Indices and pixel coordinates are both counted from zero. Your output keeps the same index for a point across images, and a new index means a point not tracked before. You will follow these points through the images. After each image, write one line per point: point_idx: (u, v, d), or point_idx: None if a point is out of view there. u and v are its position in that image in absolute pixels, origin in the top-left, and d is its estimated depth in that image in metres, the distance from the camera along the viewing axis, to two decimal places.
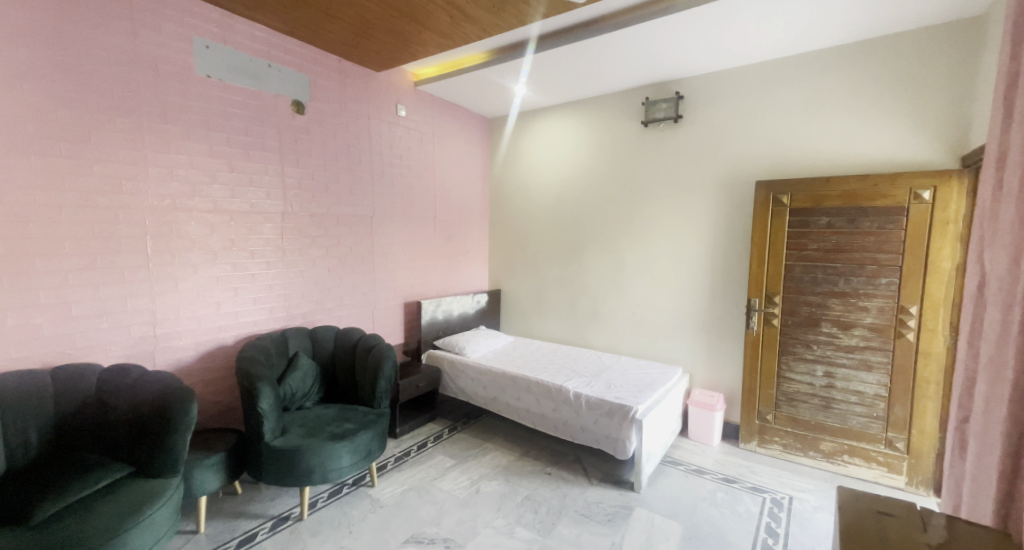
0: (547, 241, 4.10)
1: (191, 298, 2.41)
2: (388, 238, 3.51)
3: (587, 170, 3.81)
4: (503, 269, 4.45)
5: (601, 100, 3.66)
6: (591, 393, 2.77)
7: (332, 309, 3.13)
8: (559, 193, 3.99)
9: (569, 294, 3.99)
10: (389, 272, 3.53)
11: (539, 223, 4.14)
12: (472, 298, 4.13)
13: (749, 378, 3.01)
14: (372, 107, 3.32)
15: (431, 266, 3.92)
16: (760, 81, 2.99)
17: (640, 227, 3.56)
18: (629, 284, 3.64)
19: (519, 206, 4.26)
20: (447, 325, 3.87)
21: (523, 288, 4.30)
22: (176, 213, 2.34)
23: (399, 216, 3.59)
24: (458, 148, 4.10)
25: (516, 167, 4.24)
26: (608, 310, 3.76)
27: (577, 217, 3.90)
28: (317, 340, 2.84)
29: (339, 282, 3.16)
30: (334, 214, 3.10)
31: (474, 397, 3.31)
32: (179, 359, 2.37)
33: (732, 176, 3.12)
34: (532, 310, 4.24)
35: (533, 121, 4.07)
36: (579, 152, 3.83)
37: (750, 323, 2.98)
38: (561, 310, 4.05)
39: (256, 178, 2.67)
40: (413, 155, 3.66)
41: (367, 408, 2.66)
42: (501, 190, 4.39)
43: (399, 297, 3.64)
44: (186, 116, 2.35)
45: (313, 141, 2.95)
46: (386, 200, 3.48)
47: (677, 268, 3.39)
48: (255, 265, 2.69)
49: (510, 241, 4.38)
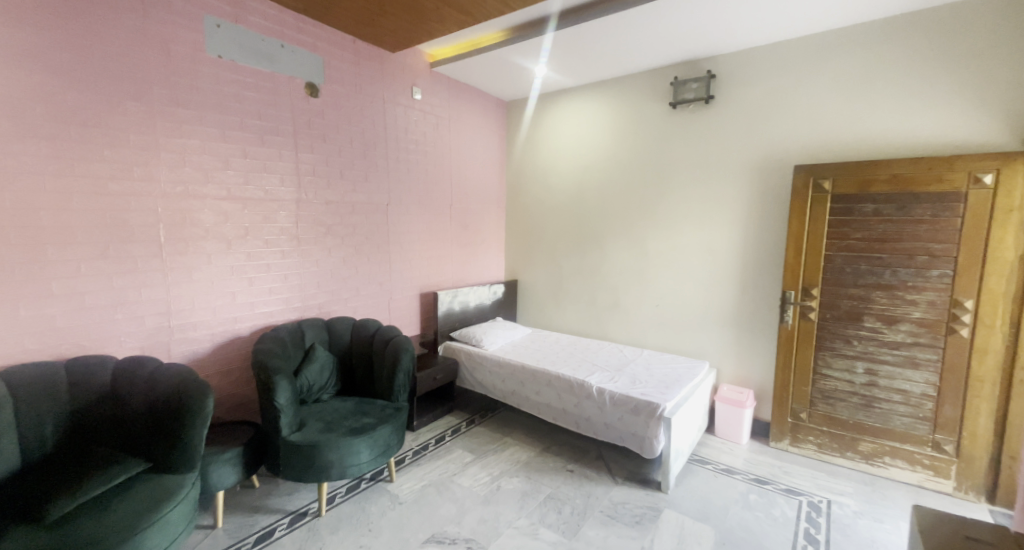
0: (567, 230, 3.96)
1: (206, 289, 2.34)
2: (404, 227, 3.42)
3: (609, 155, 3.64)
4: (520, 258, 4.33)
5: (626, 81, 3.48)
6: (616, 389, 2.65)
7: (348, 299, 3.06)
8: (579, 179, 3.83)
9: (589, 284, 3.85)
10: (405, 261, 3.44)
11: (558, 211, 4.00)
12: (489, 288, 4.02)
13: (782, 374, 2.86)
14: (387, 90, 3.20)
15: (448, 256, 3.82)
16: (801, 58, 2.78)
17: (666, 215, 3.39)
18: (653, 275, 3.48)
19: (537, 193, 4.12)
20: (464, 315, 3.78)
21: (540, 278, 4.18)
22: (189, 201, 2.26)
23: (415, 203, 3.48)
24: (475, 133, 3.97)
25: (535, 152, 4.09)
26: (630, 301, 3.62)
27: (599, 205, 3.74)
28: (333, 332, 2.77)
29: (354, 272, 3.08)
30: (349, 202, 3.01)
31: (493, 391, 3.22)
32: (194, 351, 2.31)
33: (767, 160, 2.93)
34: (550, 301, 4.12)
35: (553, 104, 3.91)
36: (601, 136, 3.66)
37: (785, 317, 2.82)
38: (580, 301, 3.92)
39: (270, 164, 2.58)
40: (429, 140, 3.54)
41: (384, 401, 2.59)
42: (518, 176, 4.24)
43: (415, 287, 3.55)
44: (197, 99, 2.26)
45: (328, 126, 2.85)
46: (402, 187, 3.37)
47: (705, 258, 3.23)
48: (269, 255, 2.61)
49: (527, 229, 4.24)
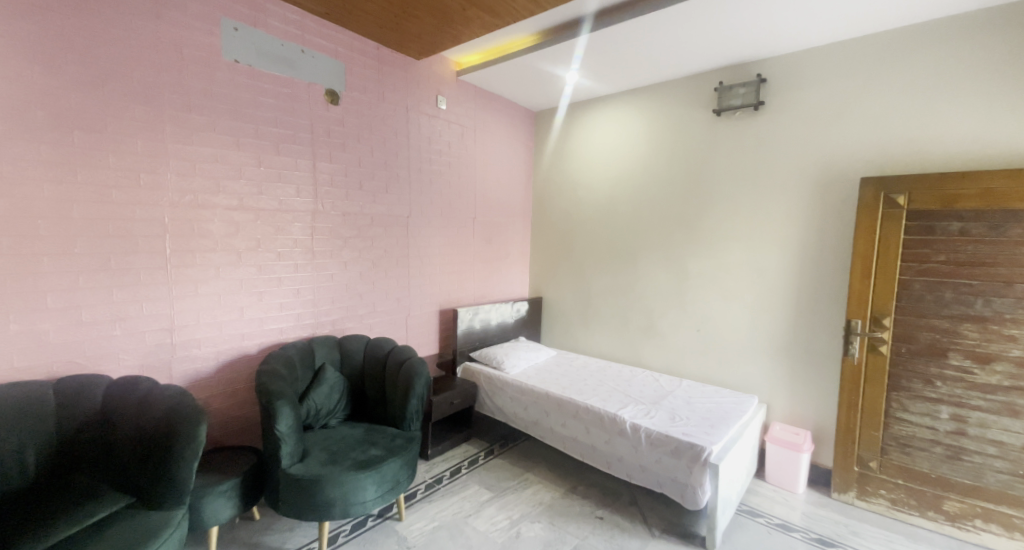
0: (597, 246, 3.71)
1: (212, 303, 2.21)
2: (425, 241, 3.24)
3: (645, 167, 3.38)
4: (546, 275, 4.08)
5: (664, 88, 3.24)
6: (654, 426, 2.36)
7: (362, 316, 2.88)
8: (611, 192, 3.58)
9: (620, 304, 3.57)
10: (424, 277, 3.26)
11: (588, 226, 3.75)
12: (513, 306, 3.79)
13: (846, 415, 2.50)
14: (411, 98, 3.06)
15: (469, 271, 3.61)
16: (868, 57, 2.48)
17: (708, 231, 3.10)
18: (693, 297, 3.18)
19: (566, 206, 3.89)
20: (486, 335, 3.55)
21: (567, 297, 3.92)
22: (198, 210, 2.14)
23: (437, 215, 3.31)
24: (501, 144, 3.79)
25: (564, 164, 3.87)
26: (666, 325, 3.32)
27: (632, 220, 3.48)
28: (344, 351, 2.59)
29: (371, 287, 2.91)
30: (368, 213, 2.86)
31: (514, 419, 2.96)
32: (197, 370, 2.17)
33: (827, 172, 2.62)
34: (578, 321, 3.85)
35: (585, 113, 3.70)
36: (636, 146, 3.42)
37: (850, 350, 2.47)
38: (611, 323, 3.63)
39: (285, 174, 2.46)
40: (453, 151, 3.39)
41: (396, 430, 2.38)
42: (546, 189, 4.03)
43: (435, 304, 3.36)
44: (211, 104, 2.16)
45: (348, 134, 2.72)
46: (423, 199, 3.21)
47: (754, 280, 2.91)
48: (280, 268, 2.46)
49: (554, 244, 4.01)
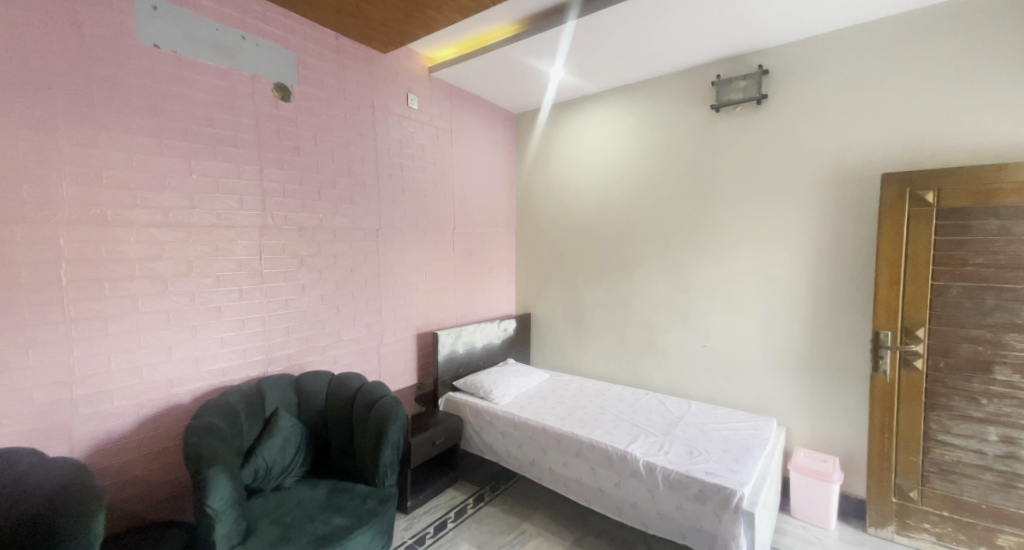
0: (588, 257, 3.39)
1: (128, 344, 1.77)
2: (398, 256, 2.86)
3: (638, 169, 3.10)
4: (533, 289, 3.74)
5: (657, 84, 2.98)
6: (672, 466, 2.03)
7: (325, 348, 2.47)
8: (600, 198, 3.29)
9: (616, 320, 3.26)
10: (398, 297, 2.87)
11: (577, 235, 3.44)
12: (500, 325, 3.42)
13: (881, 439, 2.24)
14: (378, 96, 2.69)
15: (449, 289, 3.24)
16: (881, 43, 2.26)
17: (710, 238, 2.83)
18: (697, 310, 2.90)
19: (553, 214, 3.57)
20: (470, 359, 3.17)
21: (558, 313, 3.59)
22: (107, 229, 1.71)
23: (410, 228, 2.93)
24: (480, 148, 3.46)
25: (549, 168, 3.57)
26: (668, 342, 3.02)
27: (626, 228, 3.18)
28: (302, 392, 2.16)
29: (335, 313, 2.51)
30: (330, 227, 2.46)
31: (507, 458, 2.59)
32: (108, 429, 1.72)
33: (841, 169, 2.39)
34: (570, 340, 3.51)
35: (570, 114, 3.41)
36: (628, 148, 3.13)
37: (881, 366, 2.21)
38: (607, 341, 3.31)
39: (225, 183, 2.04)
40: (427, 155, 3.03)
41: (367, 487, 1.98)
42: (531, 196, 3.70)
43: (411, 328, 2.96)
44: (122, 98, 1.75)
45: (303, 136, 2.33)
46: (395, 210, 2.83)
47: (765, 290, 2.65)
48: (221, 296, 2.04)
49: (541, 256, 3.68)
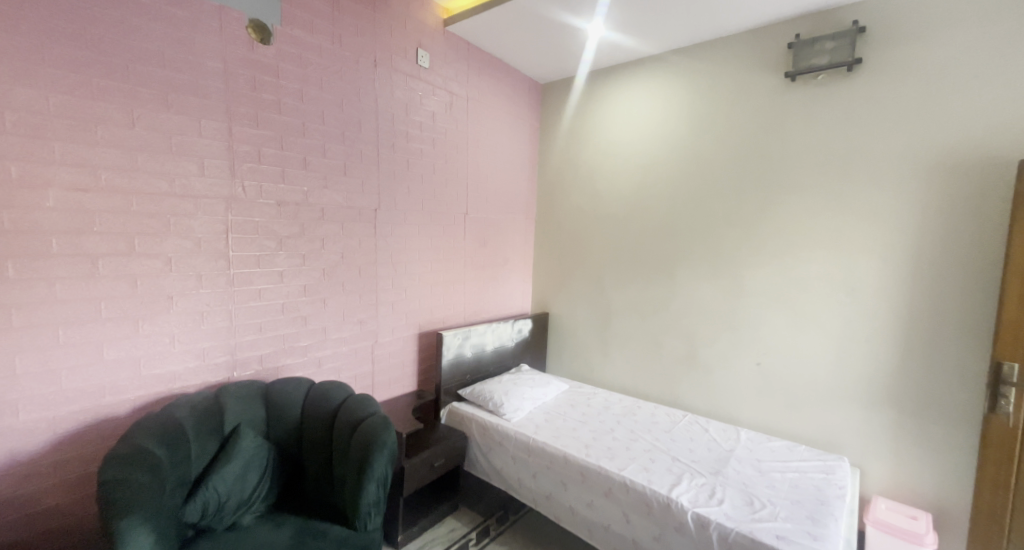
0: (620, 253, 2.93)
1: (42, 341, 1.38)
2: (400, 242, 2.44)
3: (686, 152, 2.62)
4: (553, 286, 3.30)
5: (716, 49, 2.48)
6: (730, 523, 1.60)
7: (307, 349, 2.06)
8: (638, 185, 2.82)
9: (649, 327, 2.82)
10: (398, 290, 2.45)
11: (608, 227, 2.98)
12: (514, 325, 2.99)
13: (992, 497, 1.78)
14: (381, 49, 2.24)
15: (458, 282, 2.81)
16: None
17: (772, 237, 2.36)
18: (751, 321, 2.44)
19: (580, 202, 3.11)
20: (479, 364, 2.75)
21: (581, 315, 3.14)
22: (13, 191, 1.32)
23: (416, 209, 2.51)
24: (500, 122, 3.00)
25: (577, 149, 3.10)
26: (713, 357, 2.57)
27: (667, 221, 2.71)
28: (272, 404, 1.76)
29: (320, 308, 2.10)
30: (317, 204, 2.05)
31: (518, 488, 2.17)
32: (12, 449, 1.35)
33: (955, 155, 1.90)
34: (594, 346, 3.07)
35: (606, 84, 2.92)
36: (675, 126, 2.65)
37: (1002, 407, 1.74)
38: (638, 351, 2.87)
39: (182, 141, 1.63)
40: (437, 125, 2.58)
41: (345, 530, 1.58)
42: (555, 180, 3.24)
43: (413, 327, 2.54)
44: (36, 19, 1.34)
45: (285, 89, 1.90)
46: (398, 188, 2.40)
47: (841, 302, 2.18)
48: (173, 283, 1.64)
49: (564, 249, 3.23)
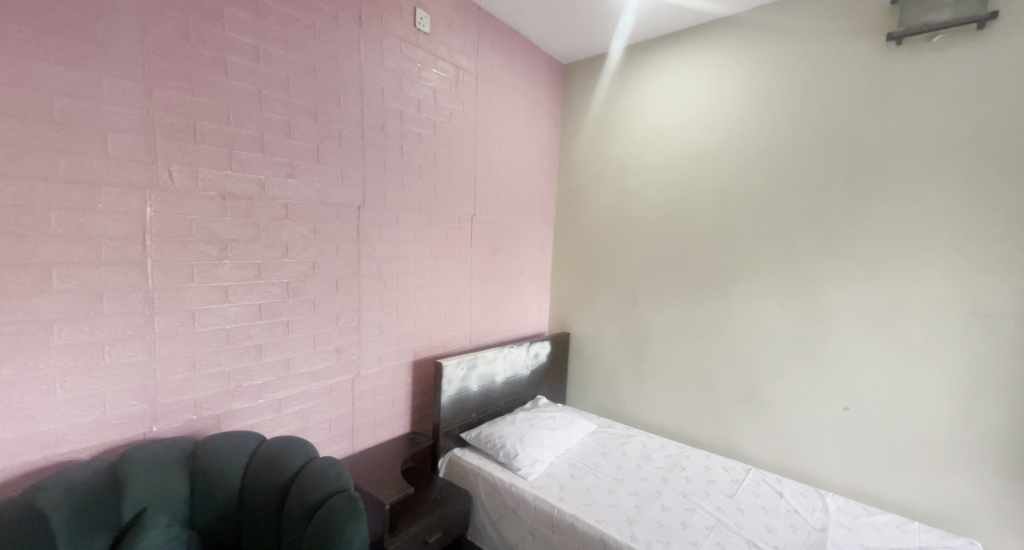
0: (659, 264, 2.42)
1: None
2: (391, 249, 1.95)
3: (748, 140, 2.11)
4: (575, 302, 2.79)
5: (790, 11, 1.98)
6: None
7: (264, 388, 1.57)
8: (683, 182, 2.31)
9: (696, 355, 2.29)
10: (388, 309, 1.95)
11: (645, 233, 2.47)
12: (530, 350, 2.48)
13: None
14: (369, 4, 1.77)
15: (462, 298, 2.31)
16: None
17: (868, 247, 1.84)
18: (837, 355, 1.91)
19: (609, 202, 2.61)
20: (487, 399, 2.24)
21: (609, 338, 2.63)
22: None
23: (411, 209, 2.02)
24: (515, 108, 2.51)
25: (606, 140, 2.61)
26: (782, 397, 2.04)
27: (722, 226, 2.20)
28: (200, 475, 1.27)
29: (281, 334, 1.61)
30: (279, 200, 1.56)
31: None
32: None
33: None
34: (626, 376, 2.55)
35: (645, 62, 2.44)
36: (734, 109, 2.15)
37: None
38: (680, 384, 2.34)
39: (74, 106, 1.15)
40: (439, 106, 2.10)
41: None
42: (579, 177, 2.74)
43: (406, 354, 2.04)
44: None
45: (236, 46, 1.42)
46: (388, 180, 1.91)
47: (970, 333, 1.65)
48: (56, 305, 1.16)
49: (589, 258, 2.72)
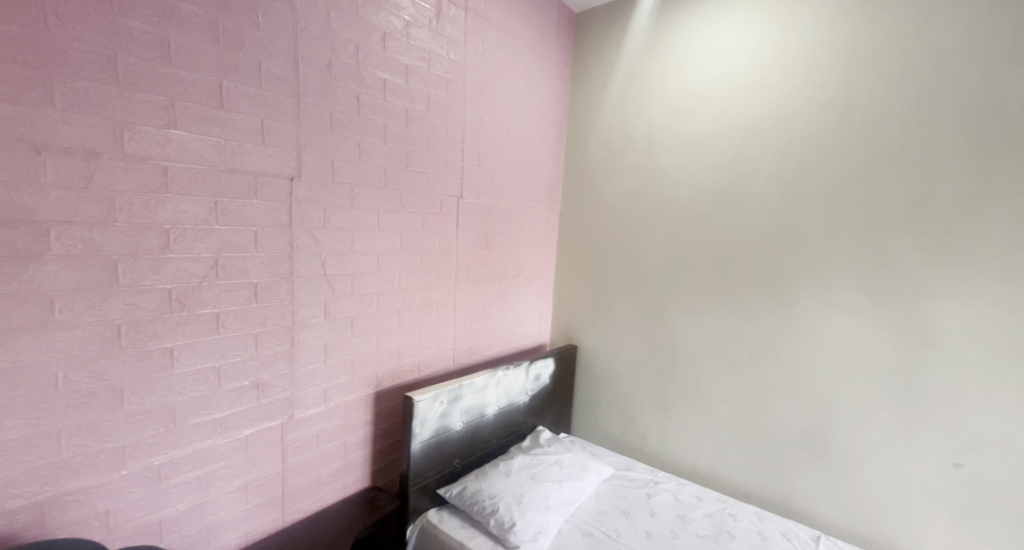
0: (696, 266, 1.90)
1: None
2: (342, 241, 1.40)
3: (827, 105, 1.59)
4: (585, 308, 2.27)
5: None
6: None
7: (128, 453, 1.01)
8: (732, 162, 1.79)
9: (743, 385, 1.79)
10: (337, 324, 1.41)
11: (678, 226, 1.94)
12: (530, 370, 1.95)
13: None
14: None
15: (443, 306, 1.77)
16: None
17: (1003, 251, 1.33)
18: (948, 395, 1.42)
19: (631, 187, 2.08)
20: (475, 438, 1.72)
21: (628, 355, 2.12)
22: None
23: (373, 186, 1.47)
24: (516, 61, 1.95)
25: (629, 108, 2.07)
26: (862, 446, 1.56)
27: (784, 218, 1.68)
28: None
29: (161, 368, 1.05)
30: (152, 162, 1.00)
31: None
32: None
33: None
34: (648, 403, 2.05)
35: (685, 6, 1.90)
36: (809, 64, 1.62)
37: None
38: (721, 419, 1.84)
39: None
40: (414, 45, 1.54)
41: None
42: (593, 155, 2.21)
43: (365, 384, 1.51)
44: None
45: None
46: (338, 144, 1.36)
47: None
48: None
49: (603, 256, 2.19)
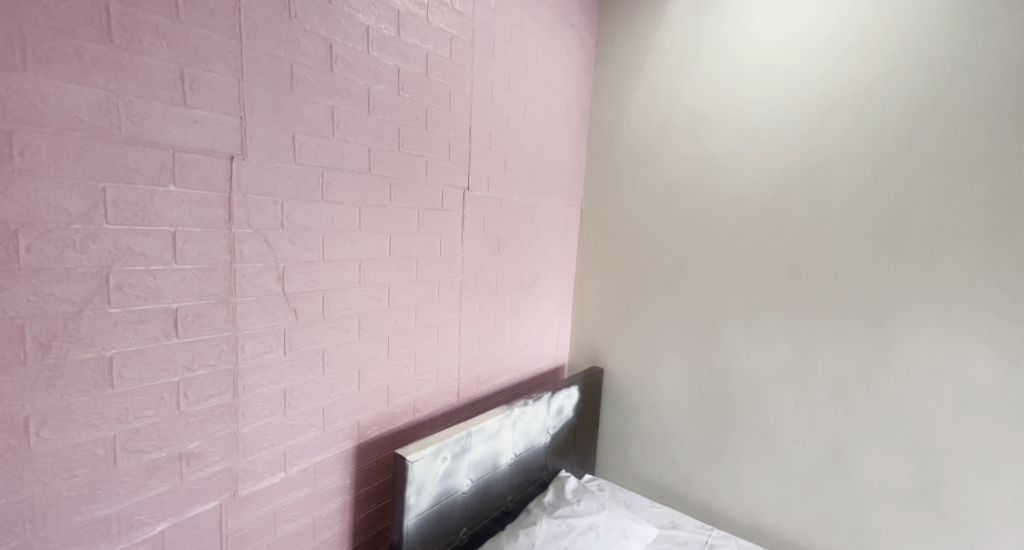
0: (758, 276, 1.54)
1: None
2: (308, 247, 1.01)
3: (945, 71, 1.23)
4: (613, 324, 1.90)
5: None
6: None
7: None
8: (809, 147, 1.42)
9: (821, 426, 1.43)
10: (302, 360, 1.03)
11: (734, 225, 1.58)
12: (551, 403, 1.58)
13: None
14: None
15: (444, 327, 1.40)
16: None
17: None
18: None
19: (673, 178, 1.71)
20: (486, 496, 1.34)
21: (667, 382, 1.75)
22: None
23: (353, 172, 1.09)
24: (534, 21, 1.58)
25: (672, 83, 1.70)
26: (992, 513, 1.21)
27: (881, 216, 1.32)
28: None
29: (14, 450, 0.67)
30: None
31: None
32: None
33: None
34: (693, 441, 1.68)
35: None
36: (919, 19, 1.25)
37: None
38: (790, 465, 1.49)
39: None
40: None
41: None
42: (624, 140, 1.83)
43: (344, 436, 1.13)
44: None
45: None
46: (301, 113, 0.97)
47: None
48: None
49: (635, 261, 1.82)
